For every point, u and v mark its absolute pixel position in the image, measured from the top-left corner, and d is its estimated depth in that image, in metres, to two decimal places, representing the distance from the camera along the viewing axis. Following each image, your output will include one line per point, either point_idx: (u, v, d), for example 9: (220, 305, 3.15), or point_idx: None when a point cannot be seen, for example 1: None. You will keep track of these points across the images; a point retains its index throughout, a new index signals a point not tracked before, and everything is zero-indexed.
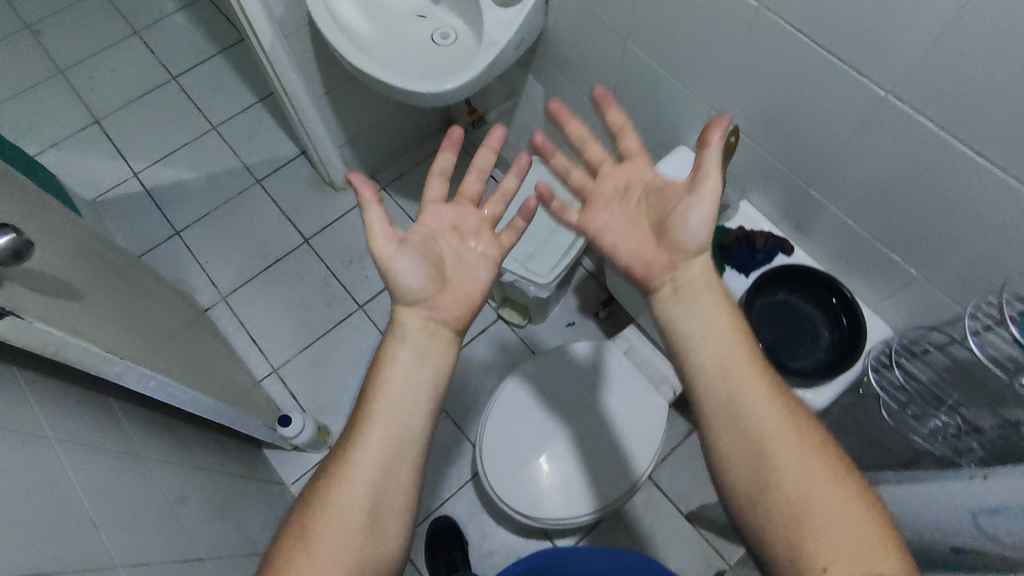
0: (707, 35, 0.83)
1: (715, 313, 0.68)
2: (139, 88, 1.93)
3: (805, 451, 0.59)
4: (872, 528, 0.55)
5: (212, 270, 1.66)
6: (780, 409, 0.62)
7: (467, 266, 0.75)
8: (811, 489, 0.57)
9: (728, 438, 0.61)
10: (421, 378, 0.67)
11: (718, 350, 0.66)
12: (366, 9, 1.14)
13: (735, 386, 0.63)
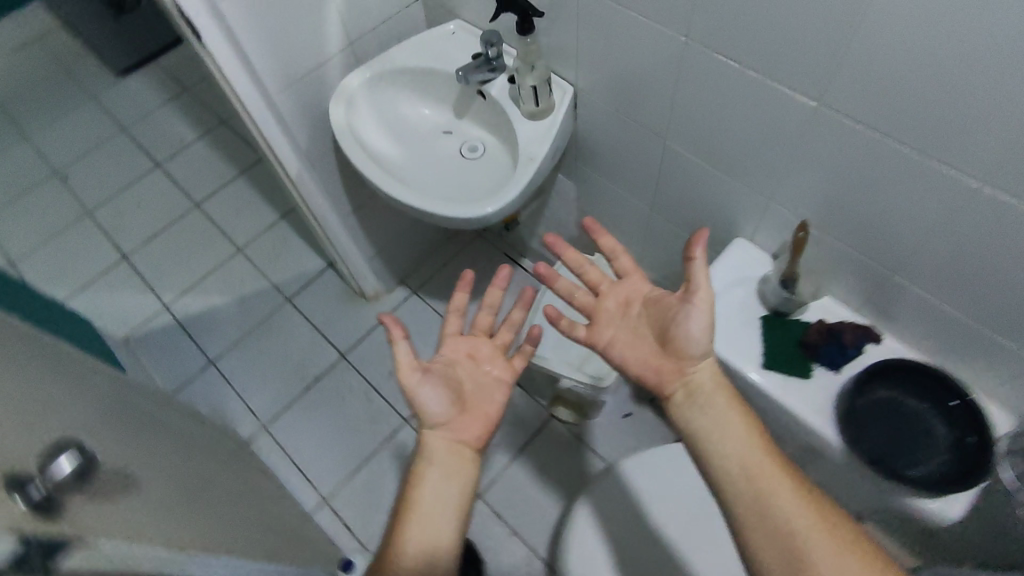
0: (759, 132, 0.80)
1: (732, 419, 0.71)
2: (165, 219, 1.96)
3: (841, 557, 0.61)
4: None
5: (250, 397, 1.62)
6: (811, 511, 0.64)
7: (485, 389, 0.79)
8: None
9: (759, 541, 0.64)
10: (449, 501, 0.71)
11: (745, 458, 0.67)
12: (391, 132, 1.12)
13: (766, 492, 0.65)
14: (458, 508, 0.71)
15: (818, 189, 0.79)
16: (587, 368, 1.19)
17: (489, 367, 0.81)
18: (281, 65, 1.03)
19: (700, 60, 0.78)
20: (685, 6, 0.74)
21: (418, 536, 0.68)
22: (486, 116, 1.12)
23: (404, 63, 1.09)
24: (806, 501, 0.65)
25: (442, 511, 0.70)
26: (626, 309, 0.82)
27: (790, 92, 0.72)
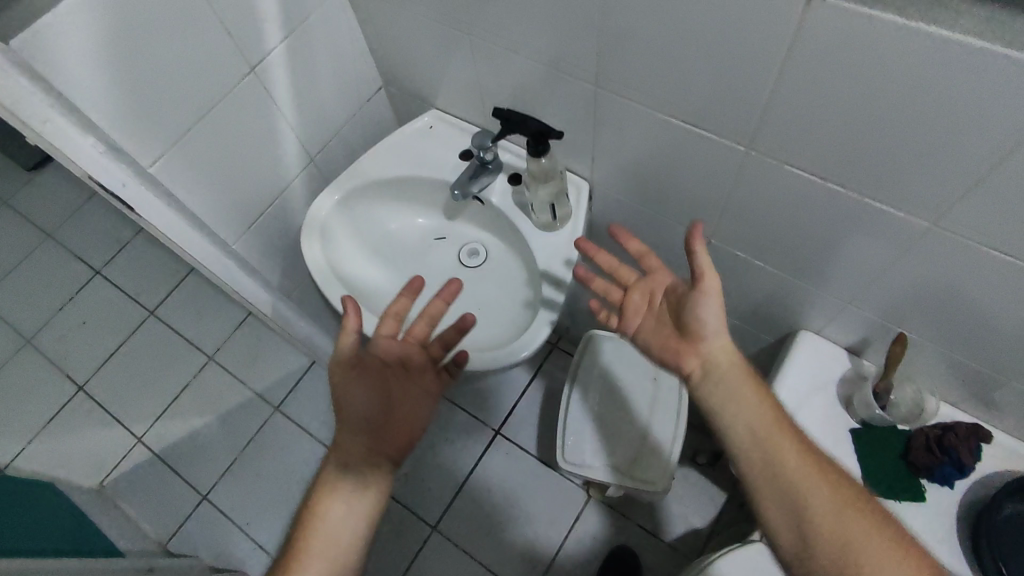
0: (841, 240, 0.67)
1: (764, 413, 0.62)
2: (117, 335, 1.74)
3: (890, 561, 0.53)
4: None
5: (256, 529, 1.45)
6: (856, 513, 0.56)
7: (413, 400, 0.76)
8: (854, 553, 0.54)
9: (790, 538, 0.56)
10: (358, 510, 0.69)
11: (781, 456, 0.59)
12: (377, 254, 0.96)
13: (800, 490, 0.57)
14: (367, 522, 0.69)
15: (909, 295, 0.68)
16: (637, 472, 1.05)
17: (420, 381, 0.78)
18: (233, 206, 0.86)
19: (761, 171, 0.65)
20: (743, 118, 0.60)
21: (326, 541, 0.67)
22: (483, 216, 0.95)
23: (380, 174, 0.92)
24: (851, 500, 0.57)
25: (352, 518, 0.69)
26: (650, 301, 0.70)
27: (890, 209, 0.59)
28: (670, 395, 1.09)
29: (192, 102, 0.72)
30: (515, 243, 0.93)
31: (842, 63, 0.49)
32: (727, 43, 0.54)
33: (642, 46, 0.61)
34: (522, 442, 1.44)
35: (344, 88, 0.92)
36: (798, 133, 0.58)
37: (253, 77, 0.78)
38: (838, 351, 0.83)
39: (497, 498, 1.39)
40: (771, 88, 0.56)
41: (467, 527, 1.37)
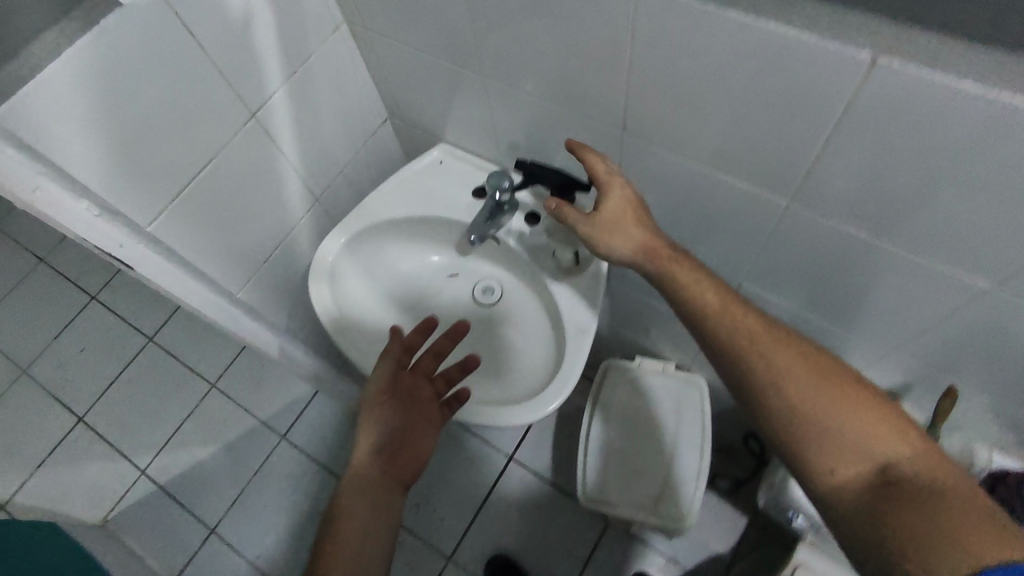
0: (888, 291, 0.64)
1: (699, 296, 0.60)
2: (116, 363, 1.69)
3: (848, 414, 0.51)
4: (872, 427, 0.51)
5: (265, 564, 1.41)
6: (804, 373, 0.54)
7: (422, 430, 0.77)
8: (808, 411, 0.52)
9: (746, 406, 0.56)
10: (373, 540, 0.69)
11: (719, 329, 0.58)
12: (388, 296, 0.92)
13: (746, 360, 0.56)
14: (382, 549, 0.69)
15: (957, 345, 0.65)
16: (663, 509, 1.03)
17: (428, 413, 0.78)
18: (236, 254, 0.81)
19: (802, 222, 0.62)
20: (787, 174, 0.57)
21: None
22: (498, 253, 0.90)
23: (389, 214, 0.87)
24: (801, 360, 0.54)
25: (367, 545, 0.68)
26: None
27: (946, 266, 0.56)
28: (691, 429, 1.07)
29: (192, 156, 0.68)
30: (533, 283, 0.88)
31: (905, 128, 0.45)
32: (772, 99, 0.50)
33: (675, 97, 0.57)
34: (537, 468, 1.41)
35: (348, 125, 0.88)
36: (845, 190, 0.54)
37: (255, 123, 0.73)
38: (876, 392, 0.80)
39: (513, 527, 1.35)
40: (819, 146, 0.52)
41: (484, 557, 1.33)
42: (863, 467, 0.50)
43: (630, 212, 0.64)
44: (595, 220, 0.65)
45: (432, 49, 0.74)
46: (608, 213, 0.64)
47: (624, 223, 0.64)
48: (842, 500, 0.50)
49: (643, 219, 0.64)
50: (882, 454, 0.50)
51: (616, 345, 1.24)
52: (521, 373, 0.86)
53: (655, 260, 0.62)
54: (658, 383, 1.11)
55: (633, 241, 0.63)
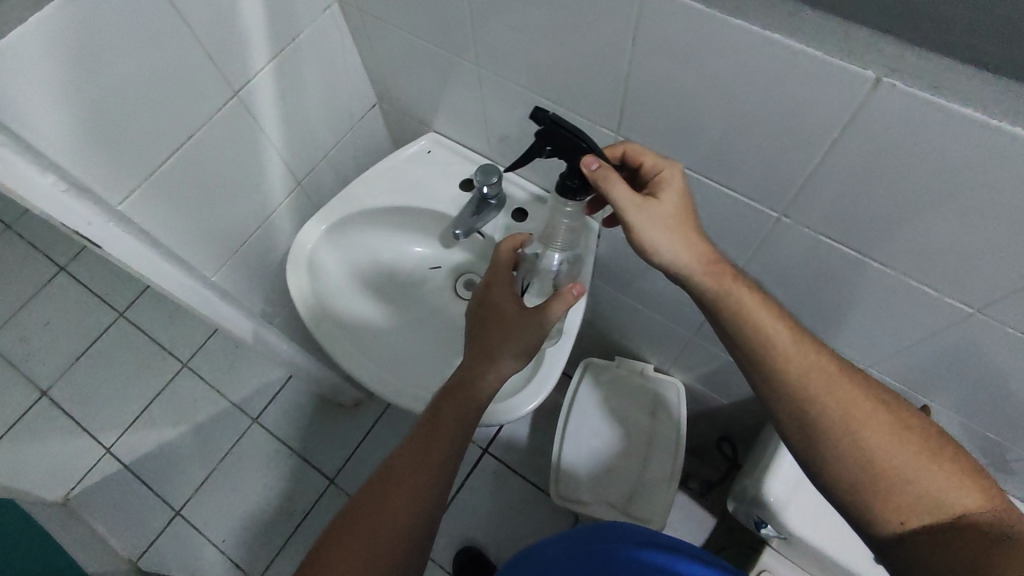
0: (871, 309, 0.64)
1: (762, 326, 0.54)
2: (84, 336, 1.64)
3: (930, 471, 0.50)
4: (948, 479, 0.50)
5: (231, 548, 1.39)
6: (882, 421, 0.52)
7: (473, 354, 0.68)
8: (882, 462, 0.50)
9: (805, 446, 0.54)
10: None
11: (784, 362, 0.53)
12: (368, 283, 0.90)
13: (815, 404, 0.52)
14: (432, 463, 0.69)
15: (933, 365, 0.65)
16: (634, 509, 1.03)
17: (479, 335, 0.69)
18: (210, 236, 0.78)
19: (791, 236, 0.61)
20: (782, 187, 0.56)
21: (372, 535, 0.58)
22: (481, 248, 0.88)
23: (372, 203, 0.85)
24: (879, 408, 0.52)
25: None
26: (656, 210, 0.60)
27: (931, 290, 0.56)
28: (667, 430, 1.07)
29: (169, 132, 0.65)
30: None
31: (908, 151, 0.45)
32: (774, 110, 0.49)
33: (674, 104, 0.56)
34: (510, 462, 1.41)
35: (335, 108, 0.86)
36: (842, 207, 0.54)
37: (237, 103, 0.71)
38: None
39: (483, 520, 1.35)
40: (816, 162, 0.51)
41: (454, 549, 1.33)
42: (937, 517, 0.49)
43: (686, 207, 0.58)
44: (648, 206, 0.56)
45: (426, 36, 0.72)
46: (668, 210, 0.57)
47: (683, 222, 0.57)
48: (916, 555, 0.48)
49: (688, 222, 0.57)
50: (959, 506, 0.49)
51: (597, 343, 1.24)
52: None
53: (715, 273, 0.56)
54: (636, 385, 1.11)
55: (680, 240, 0.57)
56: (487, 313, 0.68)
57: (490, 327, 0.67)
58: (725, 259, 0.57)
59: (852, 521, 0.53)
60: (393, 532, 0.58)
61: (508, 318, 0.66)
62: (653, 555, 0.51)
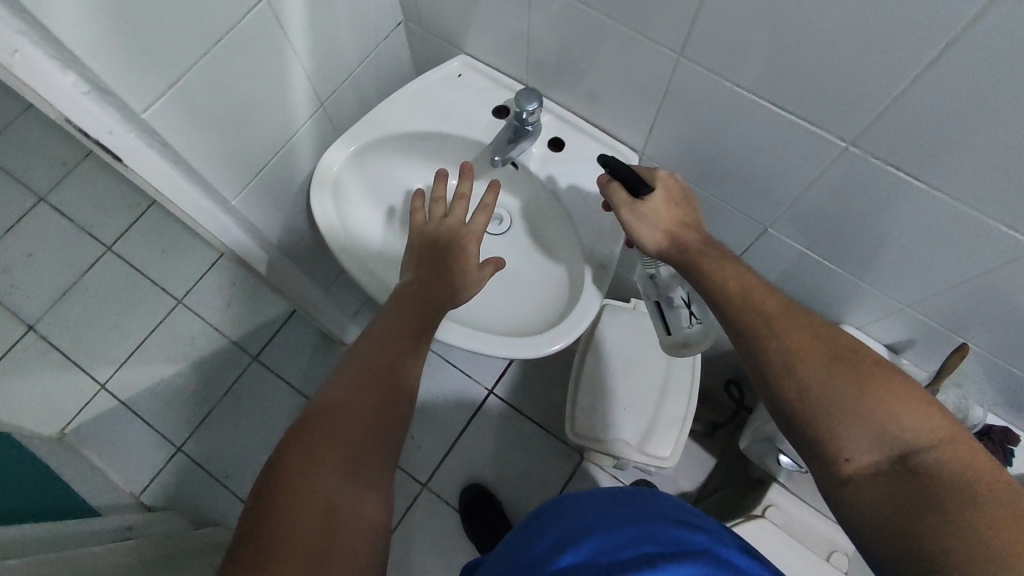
0: (922, 245, 0.64)
1: (721, 280, 0.59)
2: (70, 269, 1.56)
3: (878, 406, 0.49)
4: (898, 414, 0.48)
5: (235, 483, 1.39)
6: (826, 357, 0.52)
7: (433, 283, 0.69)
8: (827, 398, 0.50)
9: (759, 384, 0.55)
10: None
11: (737, 310, 0.56)
12: (389, 215, 0.86)
13: (763, 341, 0.54)
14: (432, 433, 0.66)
15: (971, 301, 0.67)
16: (649, 447, 1.05)
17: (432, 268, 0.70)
18: (235, 158, 0.74)
19: (854, 167, 0.60)
20: (858, 113, 0.55)
21: (354, 422, 0.54)
22: (512, 181, 0.86)
23: (401, 127, 0.81)
24: (820, 342, 0.53)
25: None
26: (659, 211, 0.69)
27: (993, 221, 0.56)
28: (681, 372, 1.08)
29: (197, 34, 0.59)
30: (545, 215, 0.85)
31: (1015, 67, 0.43)
32: (875, 25, 0.47)
33: (752, 21, 0.53)
34: (516, 403, 1.42)
35: (362, 21, 0.80)
36: (921, 136, 0.53)
37: (265, 7, 0.65)
38: (877, 346, 0.84)
39: (489, 457, 1.37)
40: (903, 84, 0.50)
41: (461, 485, 1.35)
42: (880, 455, 0.48)
43: (674, 202, 0.66)
44: (638, 204, 0.66)
45: None
46: (653, 205, 0.66)
47: (671, 213, 0.66)
48: (855, 491, 0.48)
49: (681, 215, 0.65)
50: (902, 444, 0.48)
51: (611, 286, 1.23)
52: (530, 304, 0.84)
53: (684, 252, 0.63)
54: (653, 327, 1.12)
55: (661, 231, 0.65)
56: (453, 244, 0.72)
57: (455, 264, 0.70)
58: (703, 236, 0.64)
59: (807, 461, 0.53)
60: (379, 420, 0.56)
61: (467, 266, 0.70)
62: (663, 512, 0.58)
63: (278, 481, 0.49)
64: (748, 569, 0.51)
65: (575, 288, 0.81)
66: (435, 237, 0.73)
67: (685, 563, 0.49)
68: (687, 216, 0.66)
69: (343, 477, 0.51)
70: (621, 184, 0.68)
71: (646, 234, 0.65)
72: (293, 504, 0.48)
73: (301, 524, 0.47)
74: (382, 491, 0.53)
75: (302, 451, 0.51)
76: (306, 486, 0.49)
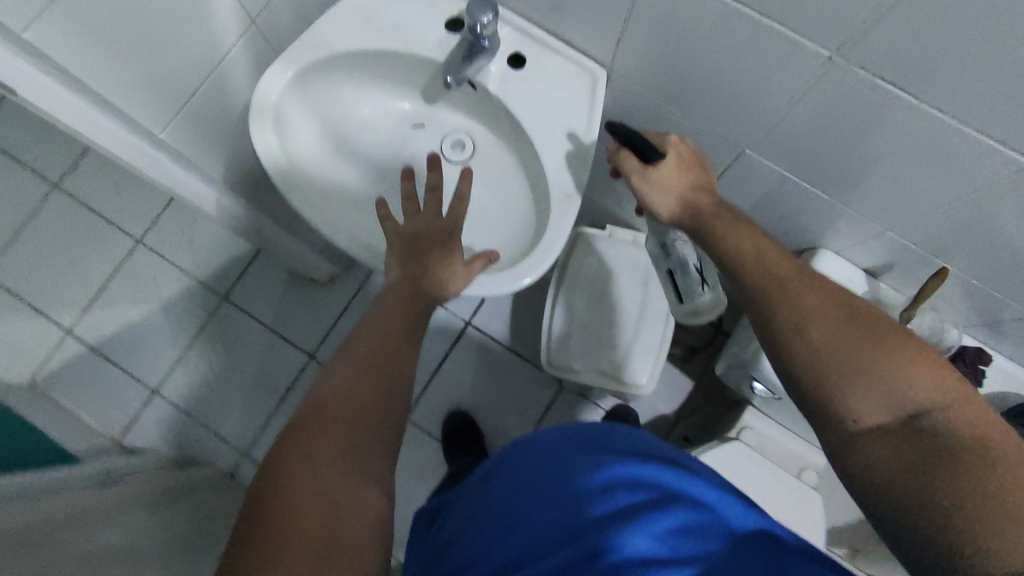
0: (907, 164, 0.60)
1: (734, 246, 0.57)
2: (18, 210, 1.47)
3: (890, 368, 0.47)
4: (908, 376, 0.47)
5: (216, 423, 1.39)
6: (836, 319, 0.50)
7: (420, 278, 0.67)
8: (835, 359, 0.49)
9: (765, 347, 0.53)
10: None
11: (749, 273, 0.55)
12: (342, 146, 0.80)
13: (771, 304, 0.53)
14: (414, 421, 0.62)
15: (954, 223, 0.63)
16: (625, 376, 1.05)
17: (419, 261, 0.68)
18: (155, 87, 0.66)
19: (839, 82, 0.55)
20: (843, 20, 0.48)
21: (348, 420, 0.51)
22: (472, 104, 0.79)
23: (345, 47, 0.73)
24: (832, 305, 0.51)
25: None
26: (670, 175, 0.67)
27: (987, 140, 0.51)
28: (658, 299, 1.06)
29: None
30: (512, 142, 0.79)
31: None
32: None
33: None
34: (494, 335, 1.40)
35: None
36: (912, 45, 0.47)
37: None
38: (855, 272, 0.81)
39: (469, 389, 1.37)
40: None
41: (442, 417, 1.36)
42: (889, 415, 0.47)
43: (686, 165, 0.65)
44: (650, 170, 0.65)
45: None
46: (664, 170, 0.64)
47: (683, 178, 0.64)
48: (866, 452, 0.47)
49: (693, 180, 0.64)
50: (912, 404, 0.47)
51: (587, 213, 1.18)
52: (498, 239, 0.79)
53: (697, 217, 0.62)
54: (629, 255, 1.08)
55: (674, 196, 0.64)
56: (435, 237, 0.70)
57: (440, 253, 0.69)
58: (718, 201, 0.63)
59: (811, 423, 0.51)
60: (377, 413, 0.53)
61: (453, 259, 0.69)
62: (629, 445, 0.54)
63: (274, 478, 0.46)
64: (717, 505, 0.48)
65: (543, 221, 0.76)
66: (415, 233, 0.71)
67: (658, 516, 0.46)
68: (698, 179, 0.65)
69: (340, 469, 0.48)
70: (632, 151, 0.66)
71: (659, 201, 0.64)
72: (294, 505, 0.44)
73: (303, 527, 0.44)
74: (379, 483, 0.50)
75: (290, 449, 0.48)
76: (304, 488, 0.45)
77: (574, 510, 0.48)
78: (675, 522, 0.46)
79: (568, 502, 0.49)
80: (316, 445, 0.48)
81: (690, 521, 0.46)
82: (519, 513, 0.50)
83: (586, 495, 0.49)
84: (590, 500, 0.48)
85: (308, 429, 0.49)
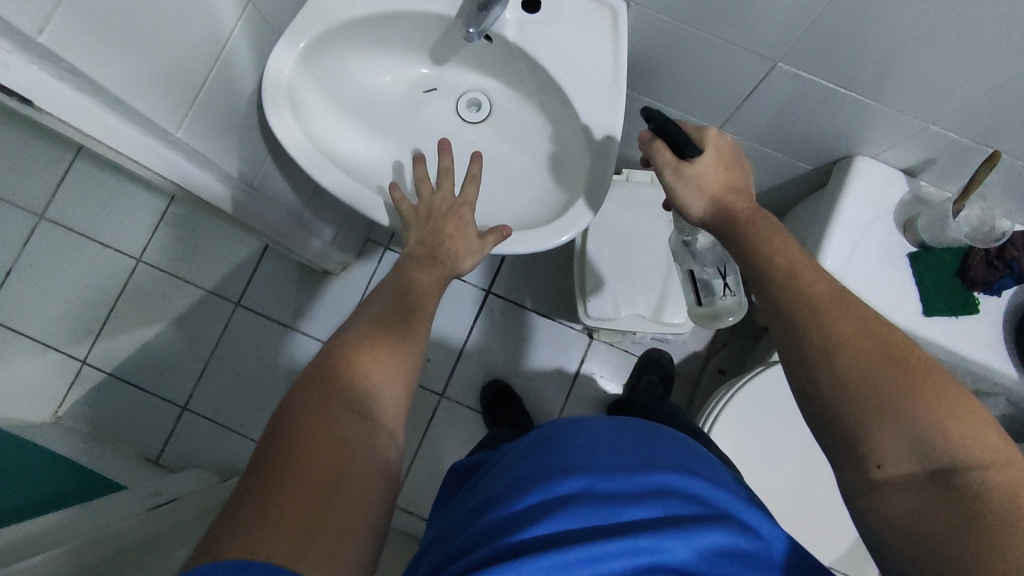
0: (954, 49, 0.59)
1: (768, 253, 0.55)
2: (6, 246, 1.41)
3: (924, 409, 0.44)
4: (945, 420, 0.43)
5: (252, 430, 1.37)
6: (871, 350, 0.47)
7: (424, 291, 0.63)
8: (868, 388, 0.45)
9: (792, 373, 0.50)
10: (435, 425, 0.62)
11: (780, 287, 0.53)
12: (357, 121, 0.77)
13: (804, 323, 0.50)
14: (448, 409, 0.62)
15: (1000, 104, 0.63)
16: (664, 317, 1.05)
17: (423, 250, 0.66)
18: (165, 81, 0.62)
19: None
20: None
21: (360, 381, 0.51)
22: (486, 58, 0.76)
23: (351, 14, 0.69)
24: (867, 334, 0.48)
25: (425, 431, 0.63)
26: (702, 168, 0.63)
27: None
28: None
29: None
30: (532, 91, 0.77)
31: None
32: None
33: None
34: (517, 299, 1.39)
35: None
36: None
37: None
38: (894, 172, 0.82)
39: (500, 356, 1.37)
40: None
41: (478, 388, 1.36)
42: (917, 464, 0.43)
43: (723, 163, 0.61)
44: (686, 166, 0.60)
45: None
46: (700, 167, 0.60)
47: (719, 176, 0.60)
48: (886, 499, 0.44)
49: (730, 180, 0.60)
50: (948, 455, 0.43)
51: None
52: (531, 193, 0.78)
53: (727, 219, 0.59)
54: (649, 195, 1.07)
55: (707, 196, 0.60)
56: (438, 223, 0.68)
57: (447, 235, 0.67)
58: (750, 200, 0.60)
59: (832, 460, 0.48)
60: (390, 387, 0.53)
61: (467, 233, 0.68)
62: (681, 461, 0.52)
63: (288, 426, 0.46)
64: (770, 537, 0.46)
65: (577, 167, 0.74)
66: (430, 212, 0.69)
67: (706, 530, 0.44)
68: (735, 179, 0.61)
69: (353, 417, 0.48)
70: (666, 142, 0.61)
71: (690, 197, 0.61)
72: (305, 443, 0.44)
73: (311, 465, 0.43)
74: (392, 437, 0.51)
75: (303, 398, 0.48)
76: (316, 431, 0.46)
77: (600, 512, 0.45)
78: (719, 542, 0.44)
79: (593, 504, 0.46)
80: (325, 400, 0.48)
81: (737, 543, 0.44)
82: (532, 503, 0.47)
83: (616, 502, 0.46)
84: (618, 509, 0.45)
85: (325, 384, 0.49)
